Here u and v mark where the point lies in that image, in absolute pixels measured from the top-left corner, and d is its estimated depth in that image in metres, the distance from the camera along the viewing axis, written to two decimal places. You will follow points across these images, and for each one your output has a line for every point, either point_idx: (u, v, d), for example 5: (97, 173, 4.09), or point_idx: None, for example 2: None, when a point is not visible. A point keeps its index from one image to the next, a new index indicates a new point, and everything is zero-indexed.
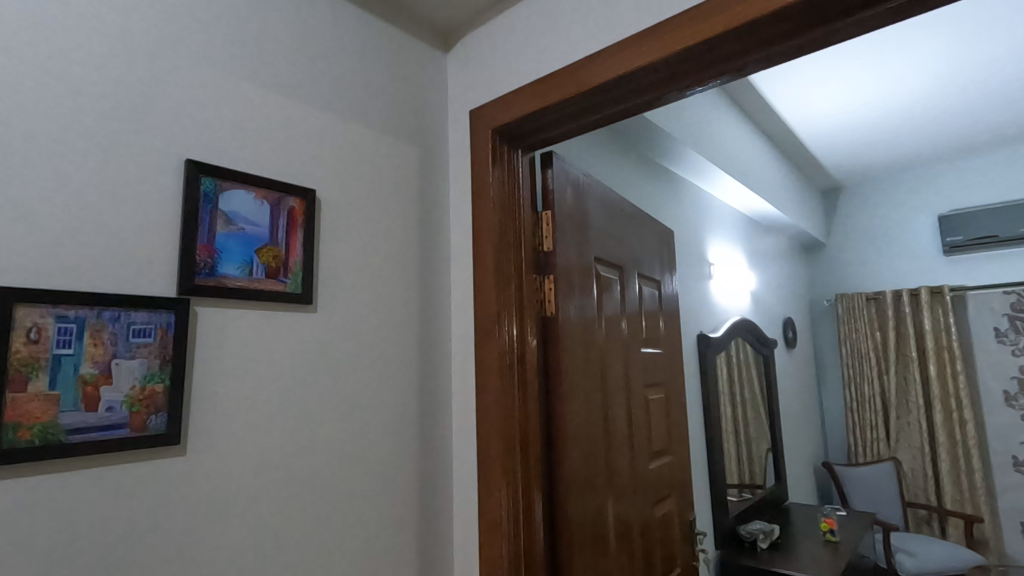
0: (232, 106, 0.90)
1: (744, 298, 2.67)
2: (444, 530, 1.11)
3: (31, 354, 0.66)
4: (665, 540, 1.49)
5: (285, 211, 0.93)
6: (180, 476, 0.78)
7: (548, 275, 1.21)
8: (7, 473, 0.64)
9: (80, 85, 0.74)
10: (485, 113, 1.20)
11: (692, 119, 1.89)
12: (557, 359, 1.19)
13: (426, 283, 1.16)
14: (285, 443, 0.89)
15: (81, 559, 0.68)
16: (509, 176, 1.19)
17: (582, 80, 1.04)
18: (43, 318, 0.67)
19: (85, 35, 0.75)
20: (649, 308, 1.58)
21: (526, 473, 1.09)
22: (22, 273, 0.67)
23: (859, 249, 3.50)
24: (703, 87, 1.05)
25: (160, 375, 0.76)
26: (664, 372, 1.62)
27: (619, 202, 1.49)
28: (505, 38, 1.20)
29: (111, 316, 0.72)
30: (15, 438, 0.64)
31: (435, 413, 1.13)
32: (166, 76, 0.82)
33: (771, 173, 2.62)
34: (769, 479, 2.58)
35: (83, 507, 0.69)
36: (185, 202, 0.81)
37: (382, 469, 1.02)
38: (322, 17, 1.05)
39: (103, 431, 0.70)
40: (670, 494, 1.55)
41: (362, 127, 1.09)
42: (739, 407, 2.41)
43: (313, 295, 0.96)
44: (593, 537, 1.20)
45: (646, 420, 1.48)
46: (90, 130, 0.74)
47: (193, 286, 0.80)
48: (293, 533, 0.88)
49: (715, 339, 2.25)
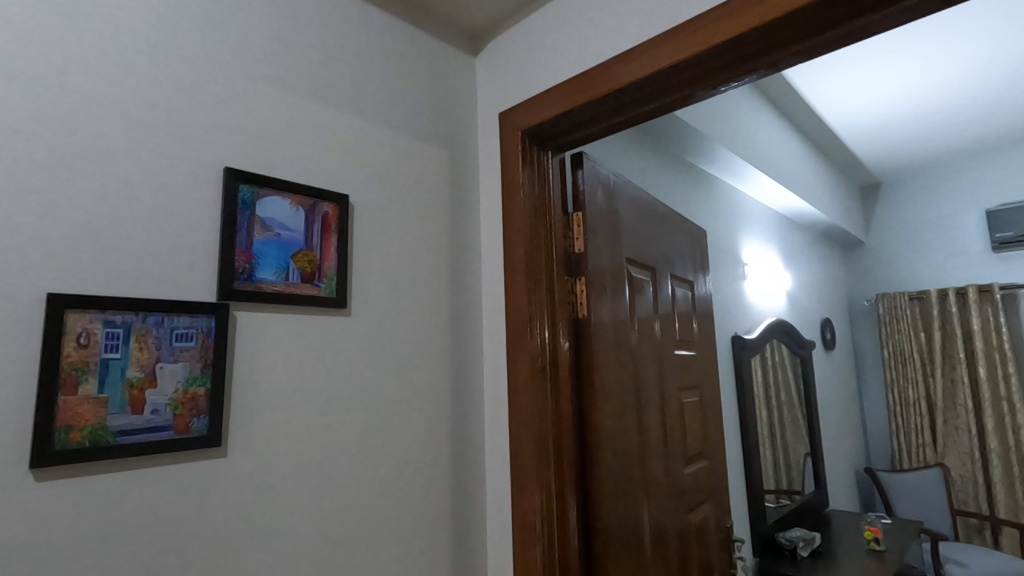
0: (267, 115, 0.92)
1: (779, 299, 2.60)
2: (477, 535, 1.11)
3: (81, 358, 0.68)
4: (702, 547, 1.45)
5: (319, 216, 0.94)
6: (221, 478, 0.79)
7: (580, 277, 1.20)
8: (61, 473, 0.66)
9: (123, 98, 0.76)
10: (514, 114, 1.19)
11: (724, 116, 1.85)
12: (589, 361, 1.17)
13: (457, 286, 1.16)
14: (320, 446, 0.90)
15: (128, 559, 0.70)
16: (539, 178, 1.19)
17: (612, 79, 1.03)
18: (91, 323, 0.69)
19: (127, 48, 0.78)
20: (682, 309, 1.55)
21: (560, 477, 1.08)
22: (71, 280, 0.69)
23: (900, 247, 3.37)
24: (738, 84, 1.02)
25: (202, 378, 0.78)
26: (699, 375, 1.59)
27: (651, 202, 1.47)
28: (533, 39, 1.20)
29: (155, 321, 0.74)
30: (67, 440, 0.66)
31: (467, 417, 1.13)
32: (205, 88, 0.85)
33: (806, 170, 2.54)
34: (808, 485, 2.50)
35: (129, 509, 0.71)
36: (224, 209, 0.83)
37: (416, 472, 1.02)
38: (353, 25, 1.07)
39: (148, 433, 0.72)
40: (706, 499, 1.52)
41: (392, 132, 1.10)
42: (776, 410, 2.35)
43: (347, 299, 0.97)
44: (628, 542, 1.18)
45: (681, 424, 1.45)
46: (134, 141, 0.76)
47: (232, 291, 0.82)
48: (330, 534, 0.89)
49: (750, 340, 2.20)
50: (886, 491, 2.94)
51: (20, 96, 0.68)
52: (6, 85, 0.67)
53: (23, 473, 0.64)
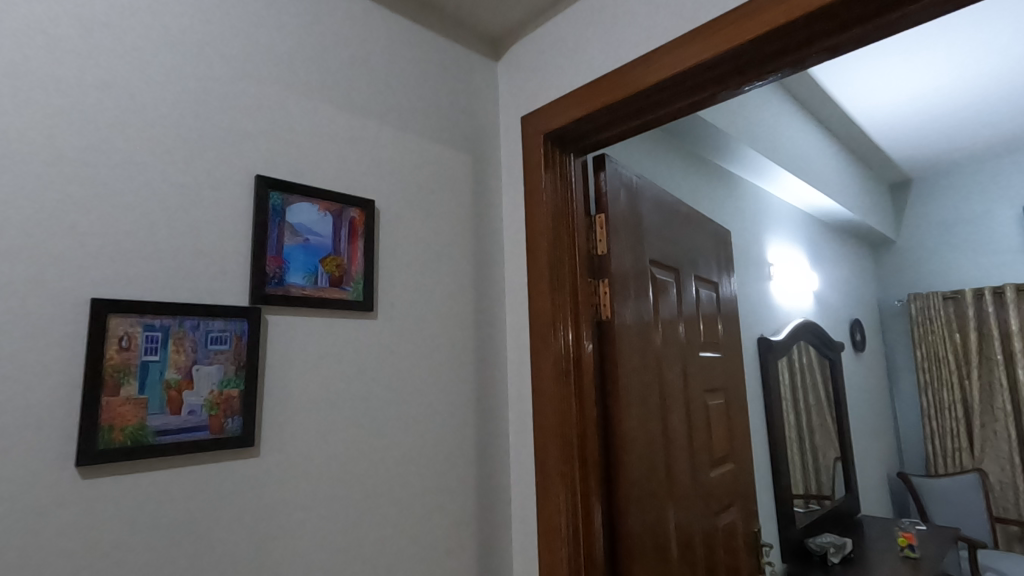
0: (296, 124, 0.94)
1: (807, 300, 2.55)
2: (502, 536, 1.11)
3: (123, 361, 0.71)
4: (729, 551, 1.44)
5: (346, 222, 0.96)
6: (254, 477, 0.81)
7: (603, 279, 1.20)
8: (104, 471, 0.69)
9: (161, 110, 0.79)
10: (537, 118, 1.20)
11: (748, 116, 1.83)
12: (613, 363, 1.17)
13: (481, 289, 1.17)
14: (349, 447, 0.92)
15: (168, 554, 0.72)
16: (562, 181, 1.19)
17: (634, 81, 1.03)
18: (132, 326, 0.72)
19: (163, 62, 0.80)
20: (707, 310, 1.53)
21: (585, 479, 1.08)
22: (113, 286, 0.72)
23: (933, 246, 3.28)
24: (762, 83, 1.01)
25: (235, 380, 0.80)
26: (724, 377, 1.57)
27: (674, 203, 1.46)
28: (555, 42, 1.20)
29: (191, 324, 0.77)
30: (110, 439, 0.69)
31: (491, 418, 1.14)
32: (237, 99, 0.87)
33: (834, 168, 2.49)
34: (839, 490, 2.45)
35: (168, 506, 0.73)
36: (255, 215, 0.85)
37: (441, 473, 1.03)
38: (378, 34, 1.09)
39: (186, 433, 0.75)
40: (733, 503, 1.50)
41: (416, 137, 1.11)
42: (804, 413, 2.30)
43: (373, 303, 0.99)
44: (654, 545, 1.17)
45: (706, 426, 1.44)
46: (171, 151, 0.79)
47: (264, 295, 0.84)
48: (359, 533, 0.91)
49: (777, 342, 2.16)
50: (920, 496, 2.86)
51: (63, 109, 0.71)
52: (51, 99, 0.70)
53: (69, 472, 0.67)
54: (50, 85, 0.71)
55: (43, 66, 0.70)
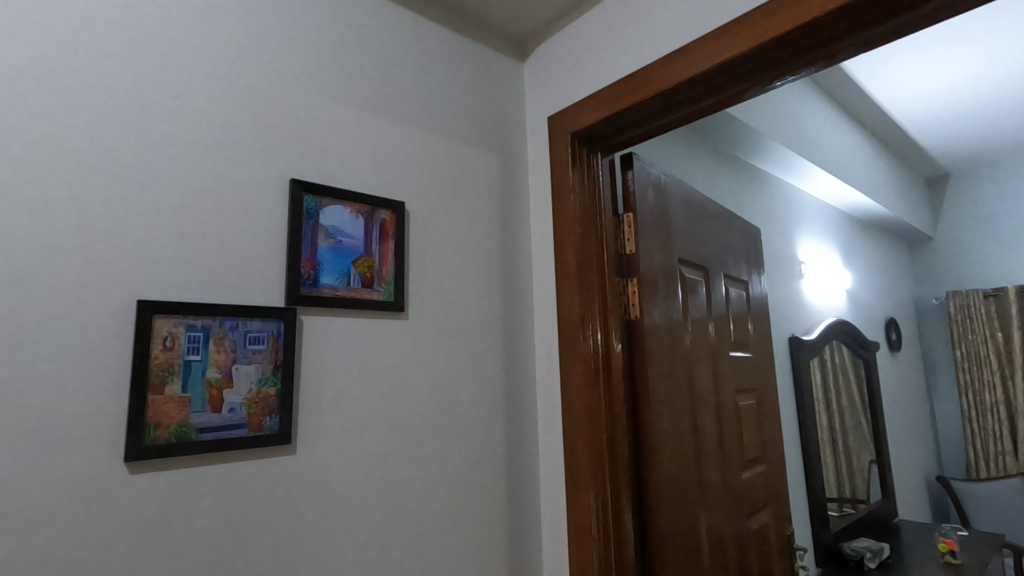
0: (328, 128, 0.96)
1: (840, 299, 2.49)
2: (532, 536, 1.11)
3: (167, 360, 0.73)
4: (762, 553, 1.41)
5: (377, 223, 0.98)
6: (291, 474, 0.83)
7: (632, 279, 1.19)
8: (151, 467, 0.72)
9: (200, 118, 0.82)
10: (564, 118, 1.20)
11: (777, 111, 1.79)
12: (642, 362, 1.16)
13: (509, 289, 1.18)
14: (381, 445, 0.93)
15: (210, 548, 0.75)
16: (590, 180, 1.19)
17: (663, 78, 1.02)
18: (175, 327, 0.75)
19: (201, 70, 0.83)
20: (737, 309, 1.51)
21: (615, 480, 1.08)
22: (156, 288, 0.75)
23: (973, 242, 3.17)
24: (795, 77, 0.99)
25: (273, 379, 0.82)
26: (755, 377, 1.55)
27: (702, 201, 1.44)
28: (581, 41, 1.20)
29: (230, 325, 0.79)
30: (156, 436, 0.71)
31: (520, 418, 1.14)
32: (271, 106, 0.90)
33: (867, 163, 2.43)
34: (875, 494, 2.38)
35: (211, 502, 0.76)
36: (291, 218, 0.87)
37: (471, 472, 1.04)
38: (407, 38, 1.10)
39: (227, 431, 0.77)
40: (765, 505, 1.47)
41: (443, 139, 1.12)
42: (837, 415, 2.25)
43: (404, 303, 1.00)
44: (686, 547, 1.16)
45: (737, 427, 1.42)
46: (209, 157, 0.82)
47: (299, 296, 0.86)
48: (391, 531, 0.92)
49: (809, 342, 2.12)
50: (961, 501, 2.76)
51: (110, 119, 0.74)
52: (98, 109, 0.73)
53: (118, 468, 0.69)
54: (98, 96, 0.74)
55: (90, 76, 0.73)
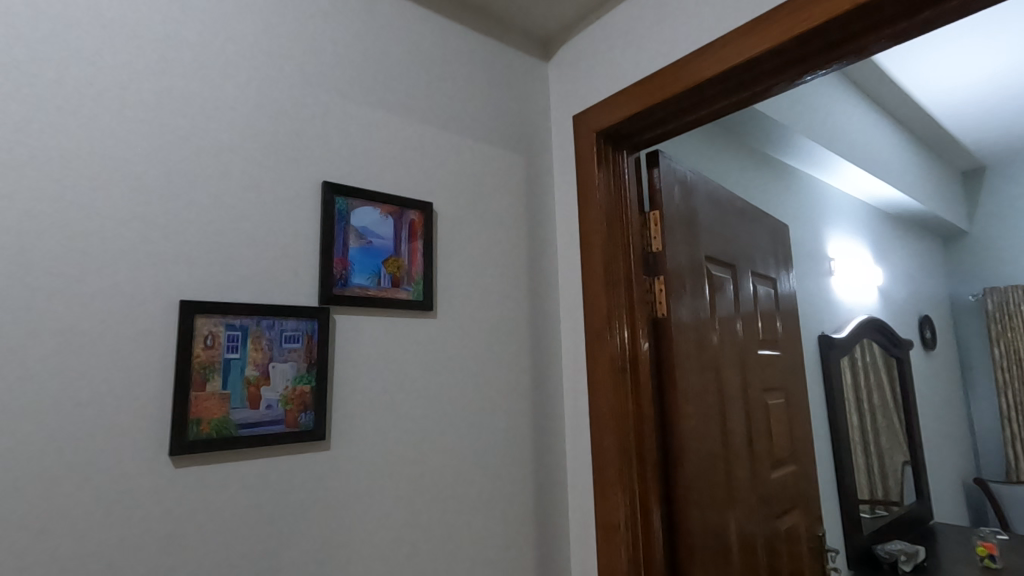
0: (358, 132, 0.98)
1: (872, 296, 2.43)
2: (560, 532, 1.12)
3: (208, 358, 0.76)
4: (792, 555, 1.39)
5: (406, 224, 0.99)
6: (324, 469, 0.85)
7: (658, 277, 1.19)
8: (193, 461, 0.74)
9: (236, 125, 0.84)
10: (589, 116, 1.20)
11: (806, 106, 1.76)
12: (669, 361, 1.16)
13: (535, 287, 1.18)
14: (411, 441, 0.95)
15: (249, 539, 0.77)
16: (616, 178, 1.19)
17: (688, 75, 1.01)
18: (216, 326, 0.77)
19: (236, 78, 0.86)
20: (765, 307, 1.49)
21: (643, 478, 1.08)
22: (197, 289, 0.77)
23: (1012, 237, 3.06)
24: (825, 72, 0.98)
25: (308, 376, 0.84)
26: (784, 376, 1.53)
27: (729, 198, 1.43)
28: (606, 39, 1.20)
29: (267, 324, 0.82)
30: (198, 431, 0.74)
31: (548, 416, 1.15)
32: (304, 111, 0.92)
33: (900, 156, 2.36)
34: (909, 495, 2.32)
35: (249, 495, 0.78)
36: (323, 220, 0.90)
37: (499, 467, 1.05)
38: (433, 40, 1.12)
39: (264, 427, 0.79)
40: (796, 506, 1.45)
41: (469, 140, 1.14)
42: (869, 415, 2.20)
43: (432, 302, 1.01)
44: (715, 546, 1.15)
45: (767, 427, 1.40)
46: (244, 162, 0.84)
47: (332, 295, 0.88)
48: (422, 525, 0.94)
49: (839, 340, 2.08)
50: (1000, 504, 2.67)
51: (151, 125, 0.77)
52: (140, 116, 0.76)
53: (163, 462, 0.72)
54: (140, 104, 0.77)
55: (132, 85, 0.76)
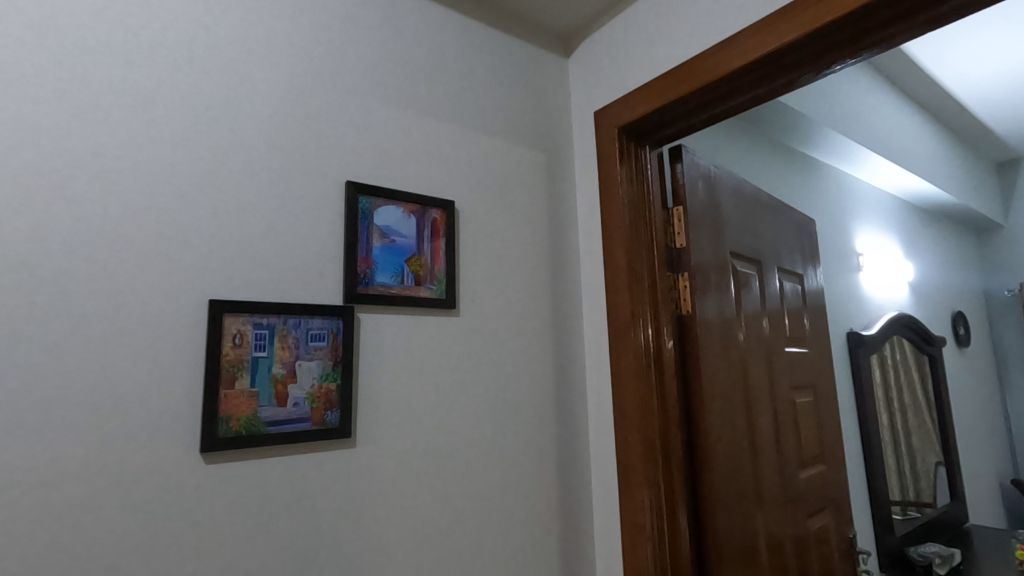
0: (381, 132, 0.98)
1: (903, 292, 2.37)
2: (585, 531, 1.11)
3: (237, 356, 0.77)
4: (823, 557, 1.37)
5: (429, 222, 1.00)
6: (351, 466, 0.86)
7: (683, 273, 1.17)
8: (223, 457, 0.75)
9: (262, 127, 0.86)
10: (610, 112, 1.19)
11: (832, 98, 1.72)
12: (695, 358, 1.14)
13: (557, 284, 1.18)
14: (435, 440, 0.95)
15: (277, 535, 0.78)
16: (638, 175, 1.18)
17: (711, 69, 1.00)
18: (243, 325, 0.78)
19: (263, 81, 0.87)
20: (792, 304, 1.46)
21: (669, 477, 1.07)
22: (226, 288, 0.79)
23: None
24: (854, 61, 0.95)
25: (334, 374, 0.85)
26: (812, 374, 1.49)
27: (754, 192, 1.40)
28: (627, 34, 1.19)
29: (293, 322, 0.83)
30: (228, 428, 0.75)
31: (572, 415, 1.15)
32: (328, 112, 0.93)
33: (931, 148, 2.29)
34: (943, 497, 2.26)
35: (277, 491, 0.79)
36: (347, 219, 0.90)
37: (523, 465, 1.05)
38: (453, 39, 1.12)
39: (291, 425, 0.80)
40: (826, 507, 1.42)
41: (490, 138, 1.13)
42: (900, 414, 2.14)
43: (455, 300, 1.01)
44: (743, 548, 1.14)
45: (795, 425, 1.38)
46: (270, 163, 0.86)
47: (356, 294, 0.89)
48: (447, 523, 0.94)
49: (869, 337, 2.02)
50: None
51: (180, 129, 0.79)
52: (170, 120, 0.78)
53: (194, 458, 0.74)
54: (168, 108, 0.78)
55: (161, 89, 0.78)
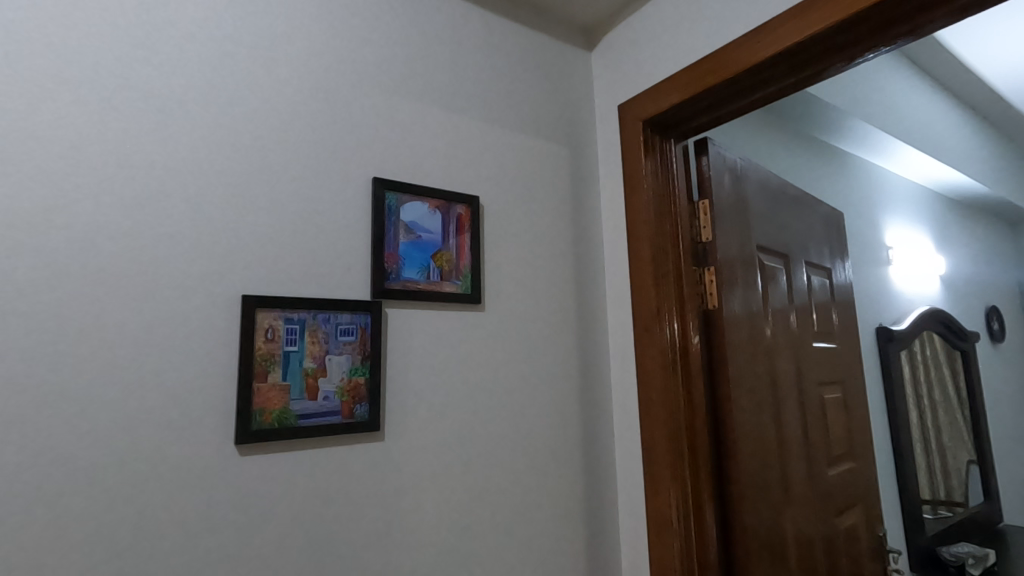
0: (406, 129, 0.99)
1: (935, 286, 2.30)
2: (611, 526, 1.11)
3: (269, 350, 0.79)
4: (852, 556, 1.34)
5: (454, 217, 1.00)
6: (379, 458, 0.87)
7: (708, 267, 1.16)
8: (257, 449, 0.77)
9: (290, 126, 0.87)
10: (635, 105, 1.18)
11: (862, 88, 1.68)
12: (722, 353, 1.13)
13: (581, 278, 1.17)
14: (461, 435, 0.96)
15: (309, 526, 0.80)
16: (663, 168, 1.17)
17: (737, 60, 0.98)
18: (275, 320, 0.80)
19: (291, 82, 0.88)
20: (820, 298, 1.44)
21: (695, 474, 1.06)
22: (257, 285, 0.80)
23: None
24: (887, 50, 0.93)
25: (362, 369, 0.86)
26: (841, 370, 1.47)
27: (780, 185, 1.38)
28: (651, 27, 1.17)
29: (323, 317, 0.84)
30: (261, 421, 0.77)
31: (597, 410, 1.14)
32: (355, 110, 0.94)
33: (965, 138, 2.22)
34: (976, 496, 2.20)
35: (308, 483, 0.81)
36: (374, 215, 0.92)
37: (547, 459, 1.05)
38: (477, 35, 1.12)
39: (322, 418, 0.82)
40: (855, 505, 1.40)
41: (513, 132, 1.13)
42: (931, 411, 2.09)
43: (480, 295, 1.02)
44: (771, 545, 1.12)
45: (823, 422, 1.35)
46: (299, 162, 0.87)
47: (383, 289, 0.90)
48: (474, 516, 0.95)
49: (899, 333, 1.98)
50: None
51: (213, 129, 0.80)
52: (205, 122, 0.80)
53: (230, 449, 0.76)
54: (199, 109, 0.80)
55: (193, 91, 0.79)
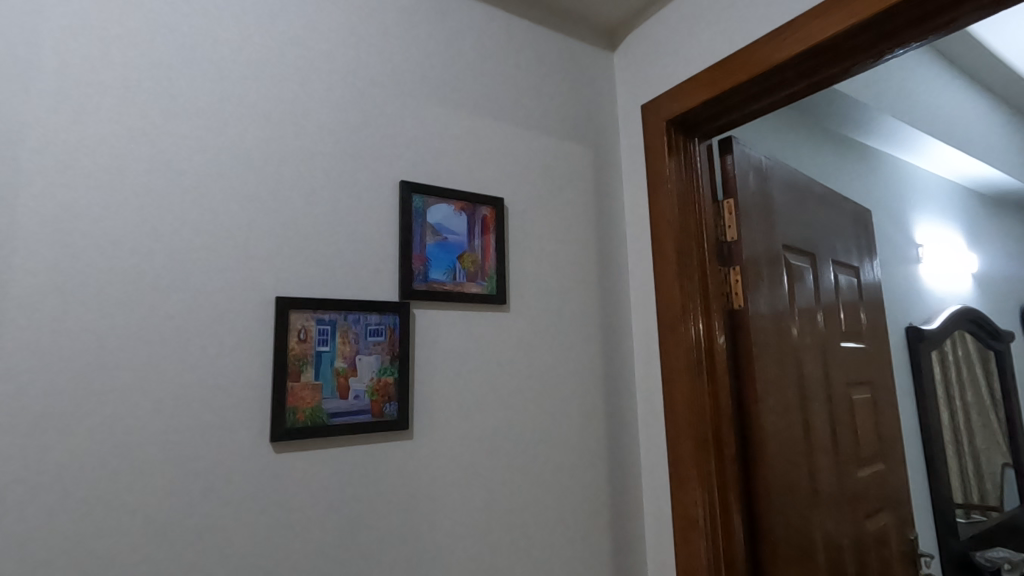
0: (432, 133, 1.01)
1: (967, 284, 2.24)
2: (635, 525, 1.11)
3: (302, 351, 0.81)
4: (882, 559, 1.32)
5: (479, 219, 1.02)
6: (407, 456, 0.89)
7: (734, 267, 1.15)
8: (291, 446, 0.79)
9: (319, 133, 0.89)
10: (658, 105, 1.18)
11: (891, 83, 1.65)
12: (748, 352, 1.12)
13: (605, 278, 1.18)
14: (487, 434, 0.97)
15: (340, 521, 0.82)
16: (687, 167, 1.16)
17: (762, 59, 0.98)
18: (308, 320, 0.82)
19: (320, 89, 0.90)
20: (848, 297, 1.41)
21: (721, 474, 1.06)
22: (290, 287, 0.82)
23: None
24: (917, 46, 0.91)
25: (391, 368, 0.88)
26: (870, 370, 1.44)
27: (807, 182, 1.36)
28: (674, 26, 1.17)
29: (353, 318, 0.86)
30: (295, 419, 0.79)
31: (621, 409, 1.15)
32: (382, 116, 0.96)
33: (999, 133, 2.16)
34: (1011, 500, 2.14)
35: (339, 480, 0.83)
36: (401, 218, 0.93)
37: (572, 458, 1.06)
38: (501, 39, 1.13)
39: (353, 416, 0.84)
40: (885, 507, 1.38)
41: (536, 134, 1.14)
42: (964, 412, 2.04)
43: (505, 296, 1.03)
44: (799, 547, 1.11)
45: (852, 423, 1.33)
46: (329, 167, 0.89)
47: (411, 291, 0.92)
48: (499, 514, 0.96)
49: (930, 332, 1.93)
50: None
51: (246, 137, 0.83)
52: (238, 130, 0.82)
53: (265, 446, 0.78)
54: (233, 118, 0.82)
55: (227, 100, 0.82)
